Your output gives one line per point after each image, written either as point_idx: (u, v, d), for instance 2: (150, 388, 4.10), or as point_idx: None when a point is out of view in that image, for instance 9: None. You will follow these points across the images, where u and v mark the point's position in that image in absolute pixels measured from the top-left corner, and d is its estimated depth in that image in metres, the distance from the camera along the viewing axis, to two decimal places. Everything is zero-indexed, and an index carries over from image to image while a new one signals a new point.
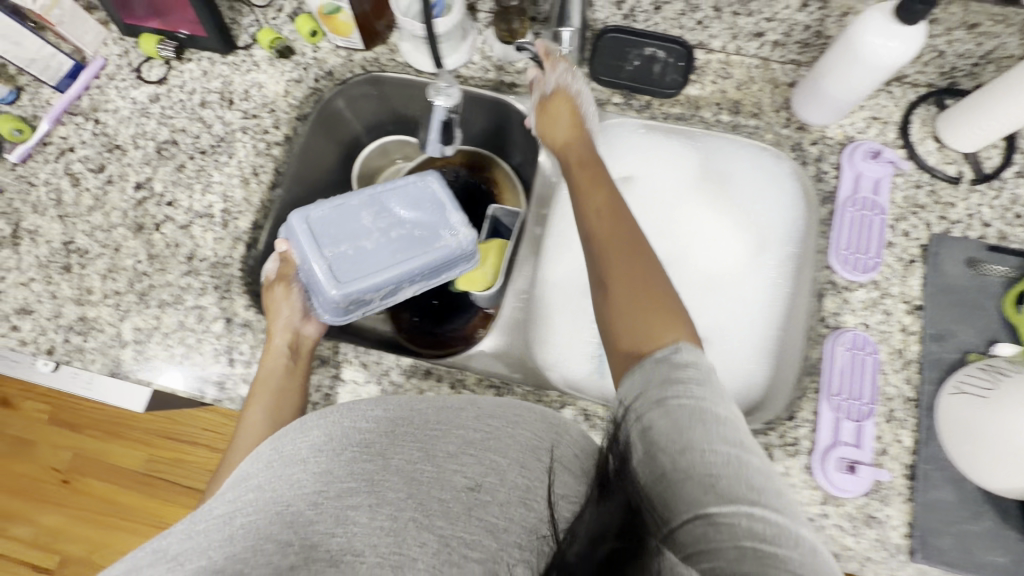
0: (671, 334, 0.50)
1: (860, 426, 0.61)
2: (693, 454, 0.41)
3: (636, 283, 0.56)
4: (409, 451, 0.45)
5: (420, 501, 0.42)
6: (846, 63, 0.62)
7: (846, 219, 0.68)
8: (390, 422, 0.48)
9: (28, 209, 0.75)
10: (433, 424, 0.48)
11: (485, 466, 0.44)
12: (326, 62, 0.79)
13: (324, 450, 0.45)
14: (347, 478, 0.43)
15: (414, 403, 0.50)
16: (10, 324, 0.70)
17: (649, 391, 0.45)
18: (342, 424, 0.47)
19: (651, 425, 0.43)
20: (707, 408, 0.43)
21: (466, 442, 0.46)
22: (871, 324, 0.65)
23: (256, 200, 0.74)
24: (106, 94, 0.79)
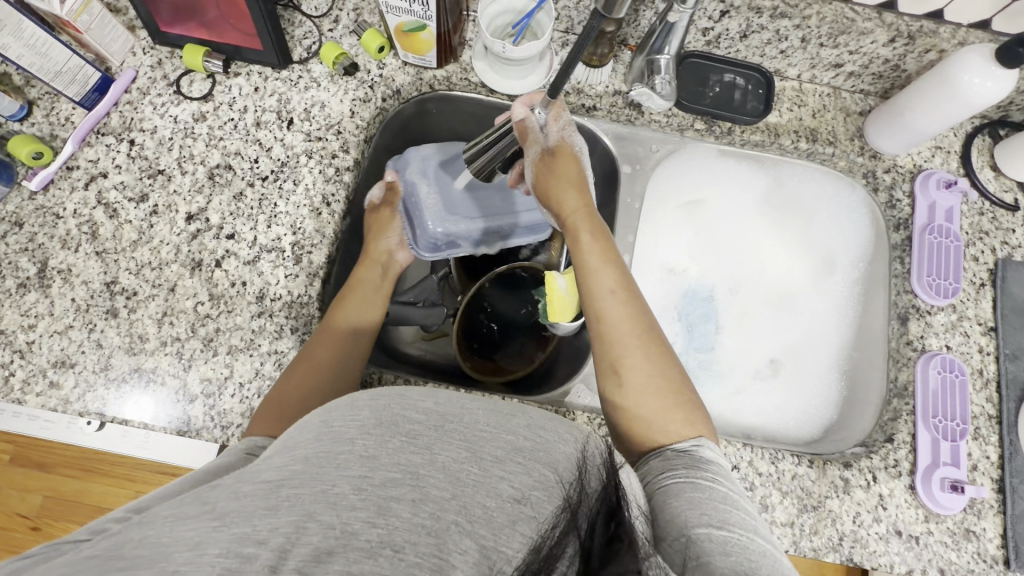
0: (690, 429, 0.50)
1: (956, 445, 0.65)
2: (730, 534, 0.38)
3: (658, 371, 0.54)
4: (456, 450, 0.37)
5: (464, 504, 0.34)
6: (935, 100, 0.65)
7: (924, 246, 0.72)
8: (440, 418, 0.38)
9: (57, 245, 0.65)
10: (484, 424, 0.39)
11: (535, 476, 0.36)
12: (394, 81, 0.74)
13: (372, 434, 0.37)
14: (391, 468, 0.35)
15: (464, 401, 0.40)
16: (48, 381, 0.61)
17: (679, 469, 0.45)
18: (393, 410, 0.38)
19: (688, 493, 0.42)
20: (741, 500, 0.42)
21: (514, 447, 0.37)
22: (952, 346, 0.69)
23: (329, 231, 0.68)
24: (139, 111, 0.70)
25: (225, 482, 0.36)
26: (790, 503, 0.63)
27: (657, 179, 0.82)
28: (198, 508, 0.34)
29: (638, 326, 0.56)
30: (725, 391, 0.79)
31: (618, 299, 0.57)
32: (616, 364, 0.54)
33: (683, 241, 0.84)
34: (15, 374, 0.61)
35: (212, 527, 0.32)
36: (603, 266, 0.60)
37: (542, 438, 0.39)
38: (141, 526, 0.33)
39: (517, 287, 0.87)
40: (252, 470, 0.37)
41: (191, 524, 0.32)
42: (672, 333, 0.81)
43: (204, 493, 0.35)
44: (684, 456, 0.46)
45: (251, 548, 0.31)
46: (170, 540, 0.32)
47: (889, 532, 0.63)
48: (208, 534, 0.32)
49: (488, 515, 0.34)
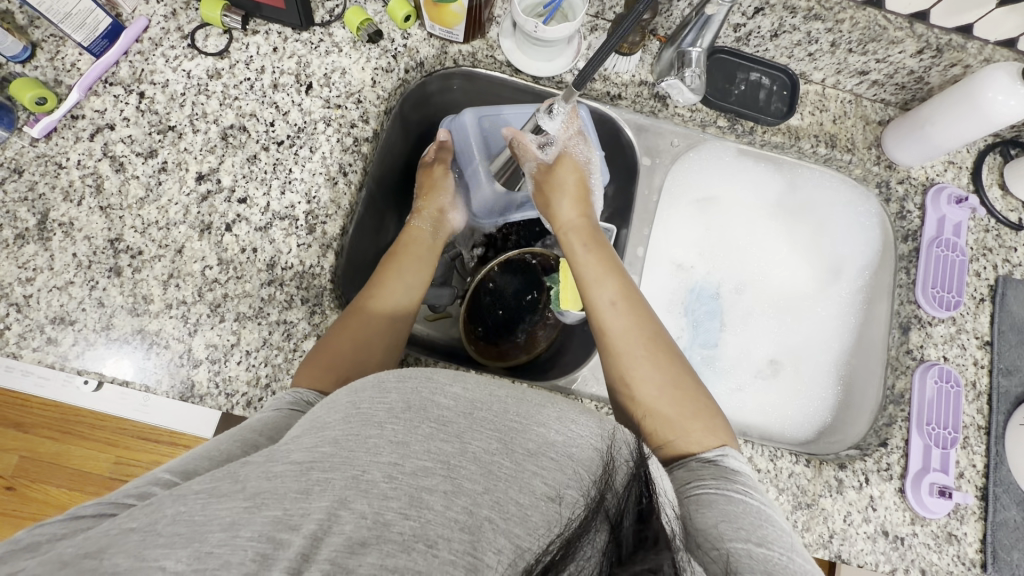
0: (712, 437, 0.50)
1: (946, 452, 0.67)
2: (770, 552, 0.38)
3: (669, 381, 0.55)
4: (487, 440, 0.36)
5: (498, 499, 0.33)
6: (957, 116, 0.66)
7: (931, 259, 0.73)
8: (470, 404, 0.38)
9: (59, 196, 0.62)
10: (514, 415, 0.38)
11: (569, 473, 0.36)
12: (418, 52, 0.71)
13: (400, 419, 0.36)
14: (423, 456, 0.34)
15: (491, 386, 0.40)
16: (45, 337, 0.59)
17: (707, 482, 0.44)
18: (423, 394, 0.38)
19: (726, 509, 0.41)
20: (774, 516, 0.41)
21: (545, 441, 0.37)
22: (950, 357, 0.71)
23: (345, 202, 0.66)
24: (151, 63, 0.67)
25: (256, 459, 0.35)
26: (785, 499, 0.65)
27: (674, 174, 0.82)
28: (230, 487, 0.33)
29: (643, 337, 0.58)
30: (726, 388, 0.81)
31: (620, 311, 0.60)
32: (627, 376, 0.56)
33: (695, 238, 0.84)
34: (10, 328, 0.59)
35: (244, 508, 0.31)
36: (605, 278, 0.63)
37: (571, 433, 0.38)
38: (174, 500, 0.32)
39: (526, 271, 0.86)
40: (282, 448, 0.36)
41: (225, 504, 0.31)
42: (679, 328, 0.82)
43: (233, 471, 0.34)
44: (708, 466, 0.47)
45: (286, 533, 0.30)
46: (203, 519, 0.31)
47: (877, 532, 0.65)
48: (241, 515, 0.31)
49: (523, 513, 0.33)
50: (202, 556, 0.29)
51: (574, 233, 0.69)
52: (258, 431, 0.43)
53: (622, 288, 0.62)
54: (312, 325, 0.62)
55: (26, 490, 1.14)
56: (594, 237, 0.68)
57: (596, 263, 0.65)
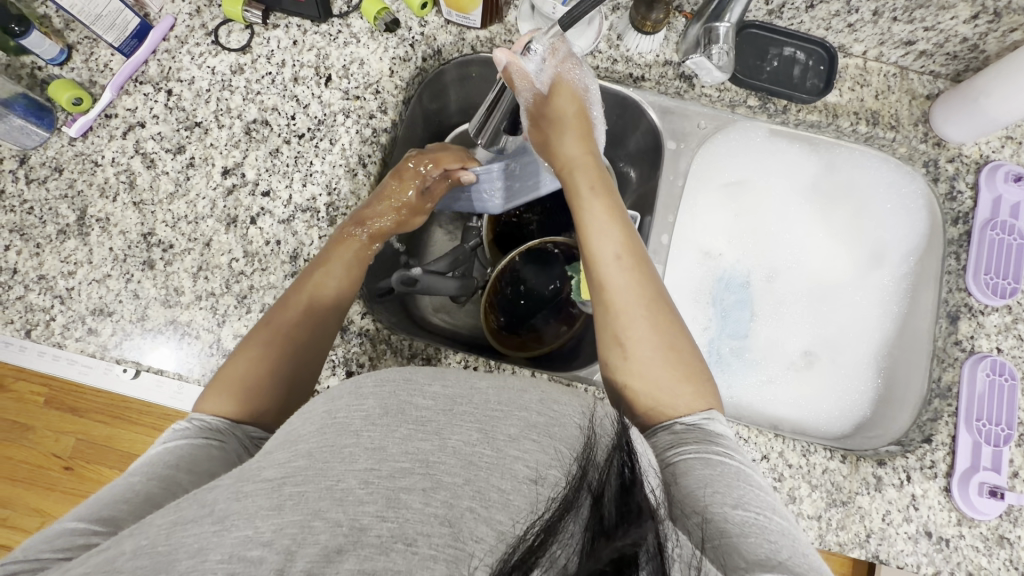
0: (699, 399, 0.51)
1: (998, 450, 0.63)
2: (746, 513, 0.39)
3: (662, 340, 0.54)
4: (467, 432, 0.36)
5: (478, 489, 0.33)
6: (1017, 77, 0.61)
7: (983, 242, 0.68)
8: (448, 402, 0.38)
9: (95, 193, 0.65)
10: (495, 403, 0.38)
11: (550, 454, 0.35)
12: (435, 40, 0.71)
13: (378, 425, 0.36)
14: (400, 458, 0.34)
15: (474, 381, 0.40)
16: (86, 327, 0.62)
17: (684, 445, 0.46)
18: (401, 398, 0.38)
19: (701, 475, 0.42)
20: (752, 476, 0.43)
21: (527, 423, 0.37)
22: (1004, 348, 0.66)
23: (364, 193, 0.67)
24: (177, 60, 0.68)
25: (225, 482, 0.35)
26: (818, 496, 0.62)
27: (701, 157, 0.79)
28: (195, 512, 0.33)
29: (642, 293, 0.56)
30: (757, 379, 0.78)
31: (622, 264, 0.58)
32: (621, 335, 0.55)
33: (723, 223, 0.81)
34: (55, 319, 0.62)
35: (213, 532, 0.31)
36: (609, 229, 0.61)
37: (553, 413, 0.38)
38: (139, 533, 0.33)
39: (548, 263, 0.85)
40: (254, 466, 0.36)
41: (192, 530, 0.32)
42: (706, 318, 0.79)
43: (201, 496, 0.35)
44: (693, 428, 0.47)
45: (257, 550, 0.30)
46: (169, 549, 0.31)
47: (919, 533, 0.61)
48: (209, 541, 0.31)
49: (505, 498, 0.33)
50: None
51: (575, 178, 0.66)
52: (176, 466, 0.42)
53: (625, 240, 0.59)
54: None
55: (84, 470, 1.22)
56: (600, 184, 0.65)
57: (600, 212, 0.62)
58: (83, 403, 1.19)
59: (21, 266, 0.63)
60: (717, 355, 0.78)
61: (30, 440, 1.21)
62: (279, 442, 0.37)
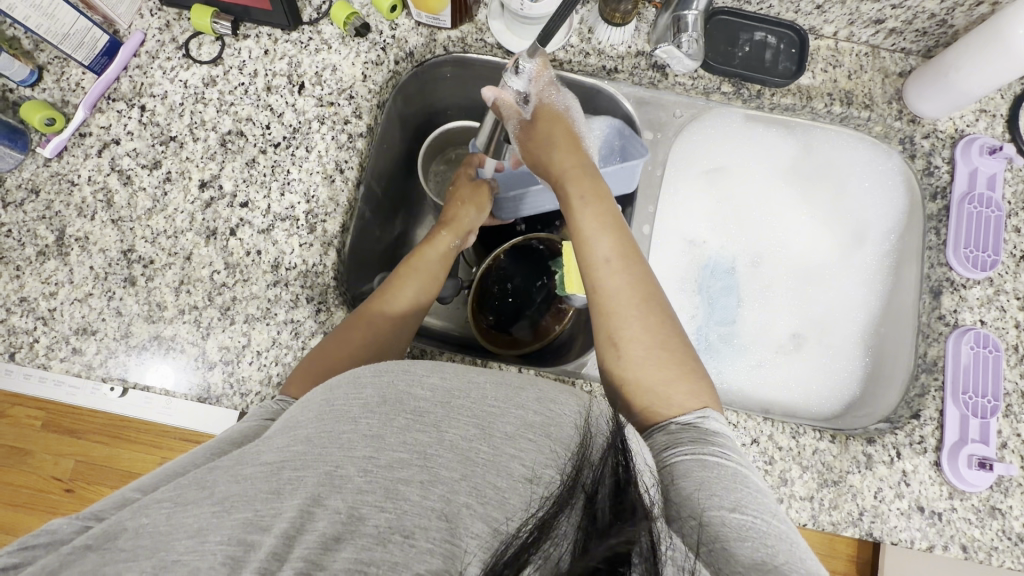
0: (694, 399, 0.50)
1: (985, 422, 0.63)
2: (744, 517, 0.38)
3: (658, 341, 0.54)
4: (465, 427, 0.36)
5: (474, 485, 0.33)
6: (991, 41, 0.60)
7: (962, 216, 0.68)
8: (447, 394, 0.38)
9: (73, 212, 0.65)
10: (494, 399, 0.38)
11: (547, 454, 0.35)
12: (407, 42, 0.71)
13: (377, 412, 0.36)
14: (399, 447, 0.34)
15: (470, 373, 0.40)
16: (70, 347, 0.62)
17: (682, 445, 0.44)
18: (399, 387, 0.38)
19: (698, 477, 0.40)
20: (750, 476, 0.42)
21: (524, 423, 0.37)
22: (988, 321, 0.66)
23: (342, 198, 0.67)
24: (149, 76, 0.68)
25: (224, 463, 0.36)
26: (810, 478, 0.62)
27: (678, 145, 0.78)
28: (196, 493, 0.33)
29: (637, 298, 0.57)
30: (748, 364, 0.78)
31: (614, 269, 0.58)
32: (616, 338, 0.55)
33: (706, 210, 0.81)
34: (39, 341, 0.62)
35: (212, 513, 0.32)
36: (600, 233, 0.60)
37: (552, 412, 0.38)
38: (135, 512, 0.32)
39: (532, 256, 0.85)
40: (253, 452, 0.36)
41: (192, 511, 0.32)
42: (693, 306, 0.80)
43: (200, 476, 0.35)
44: (688, 428, 0.46)
45: (256, 534, 0.31)
46: (169, 528, 0.31)
47: (911, 508, 0.62)
48: (209, 521, 0.31)
49: (501, 496, 0.33)
50: (168, 565, 0.29)
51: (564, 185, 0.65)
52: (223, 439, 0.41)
53: (616, 244, 0.59)
54: (318, 322, 0.63)
55: (85, 491, 1.21)
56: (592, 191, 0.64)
57: (592, 217, 0.61)
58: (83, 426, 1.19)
59: (2, 289, 0.63)
60: (706, 343, 0.79)
61: (28, 463, 1.21)
62: (275, 432, 0.38)
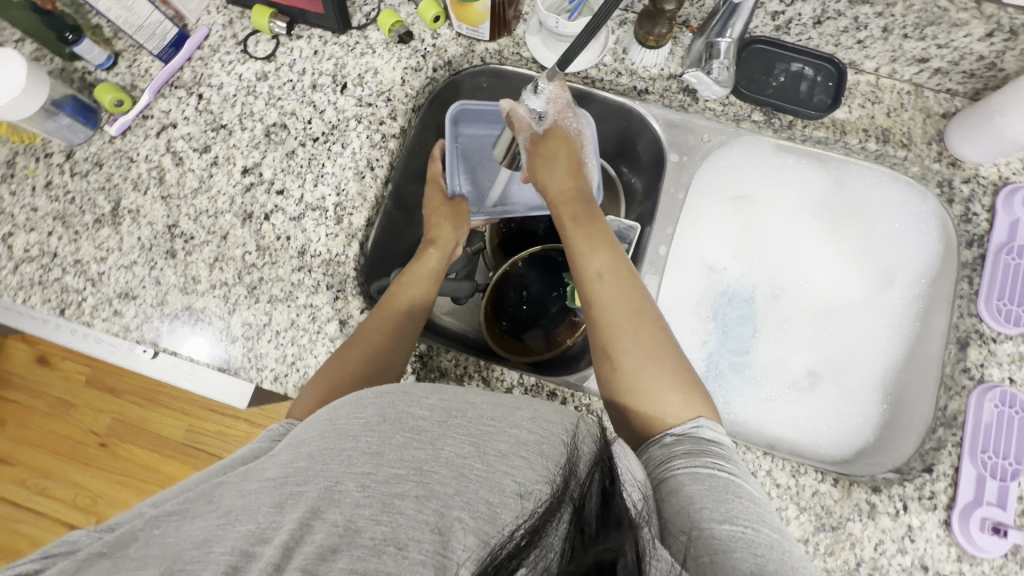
0: (689, 411, 0.50)
1: (1004, 486, 0.59)
2: (734, 528, 0.38)
3: (651, 352, 0.56)
4: (461, 444, 0.38)
5: (467, 499, 0.35)
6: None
7: (998, 267, 0.65)
8: (445, 413, 0.40)
9: (129, 186, 0.71)
10: (488, 418, 0.39)
11: (538, 470, 0.37)
12: (446, 52, 0.74)
13: (376, 430, 0.38)
14: (395, 464, 0.36)
15: (470, 395, 0.42)
16: (112, 309, 0.68)
17: (675, 460, 0.45)
18: (399, 407, 0.40)
19: (689, 490, 0.41)
20: (741, 486, 0.42)
21: (518, 441, 0.38)
22: (1018, 379, 0.63)
23: (370, 194, 0.70)
24: (209, 67, 0.74)
25: (232, 479, 0.38)
26: (806, 520, 0.60)
27: (703, 169, 0.78)
28: (204, 506, 0.36)
29: (627, 311, 0.58)
30: (757, 397, 0.77)
31: (606, 284, 0.61)
32: (611, 350, 0.57)
33: (728, 238, 0.80)
34: (86, 301, 0.68)
35: (217, 525, 0.35)
36: (591, 250, 0.64)
37: (545, 430, 0.39)
38: (146, 524, 0.36)
39: (551, 268, 0.87)
40: (256, 469, 0.39)
41: (198, 523, 0.35)
42: (705, 332, 0.79)
43: (210, 492, 0.38)
44: (683, 437, 0.47)
45: (258, 546, 0.33)
46: (176, 540, 0.35)
47: (914, 565, 0.59)
48: (214, 533, 0.34)
49: (491, 510, 0.34)
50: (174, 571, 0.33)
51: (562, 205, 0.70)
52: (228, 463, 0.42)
53: (606, 260, 0.63)
54: (335, 309, 0.67)
55: (117, 447, 1.37)
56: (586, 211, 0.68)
57: (584, 237, 0.65)
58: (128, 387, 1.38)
59: (60, 250, 0.69)
60: (716, 370, 0.78)
61: (76, 417, 1.38)
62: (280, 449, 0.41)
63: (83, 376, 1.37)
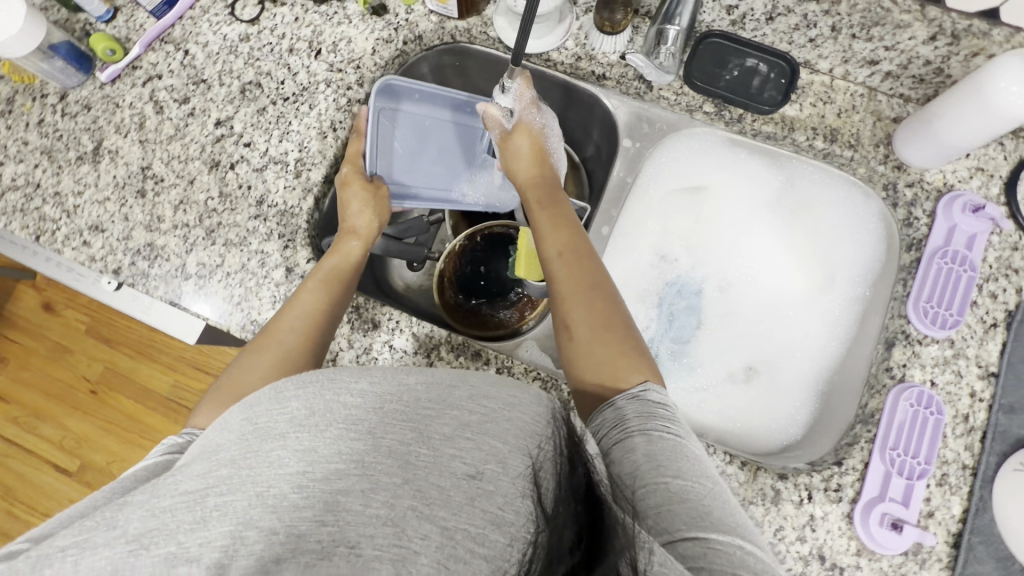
0: (638, 377, 0.52)
1: (910, 485, 0.59)
2: (686, 482, 0.40)
3: (603, 322, 0.58)
4: (402, 431, 0.37)
5: (418, 488, 0.34)
6: (966, 108, 0.59)
7: (931, 270, 0.65)
8: (378, 398, 0.40)
9: (112, 129, 0.76)
10: (427, 403, 0.40)
11: (485, 450, 0.36)
12: (417, 26, 0.77)
13: (305, 425, 0.37)
14: (332, 459, 0.35)
15: (392, 360, 0.45)
16: (82, 240, 0.73)
17: (626, 421, 0.46)
18: (322, 374, 0.42)
19: (640, 448, 0.43)
20: (690, 443, 0.44)
21: (460, 423, 0.38)
22: (939, 382, 0.63)
23: (330, 153, 0.74)
24: (198, 26, 0.79)
25: (135, 500, 0.36)
26: None
27: (657, 157, 0.80)
28: (105, 535, 0.33)
29: (584, 285, 0.61)
30: (694, 386, 0.78)
31: (565, 262, 0.64)
32: (567, 322, 0.60)
33: (678, 228, 0.82)
34: (60, 230, 0.73)
35: (126, 552, 0.32)
36: (551, 233, 0.67)
37: (482, 409, 0.39)
38: (34, 563, 0.32)
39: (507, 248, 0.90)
40: (170, 484, 0.37)
41: (100, 552, 0.32)
42: (647, 318, 0.81)
43: (113, 516, 0.35)
44: (633, 400, 0.48)
45: (182, 567, 0.31)
46: (77, 574, 0.31)
47: (812, 555, 0.59)
48: (123, 560, 0.31)
49: (444, 495, 0.33)
50: None
51: (531, 191, 0.73)
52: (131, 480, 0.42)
53: (566, 240, 0.65)
54: (284, 257, 0.71)
55: (105, 395, 1.44)
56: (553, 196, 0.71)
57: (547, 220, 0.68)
58: (122, 340, 1.46)
59: (44, 182, 0.75)
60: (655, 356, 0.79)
61: (72, 362, 1.46)
62: (198, 455, 0.39)
63: (82, 324, 1.45)
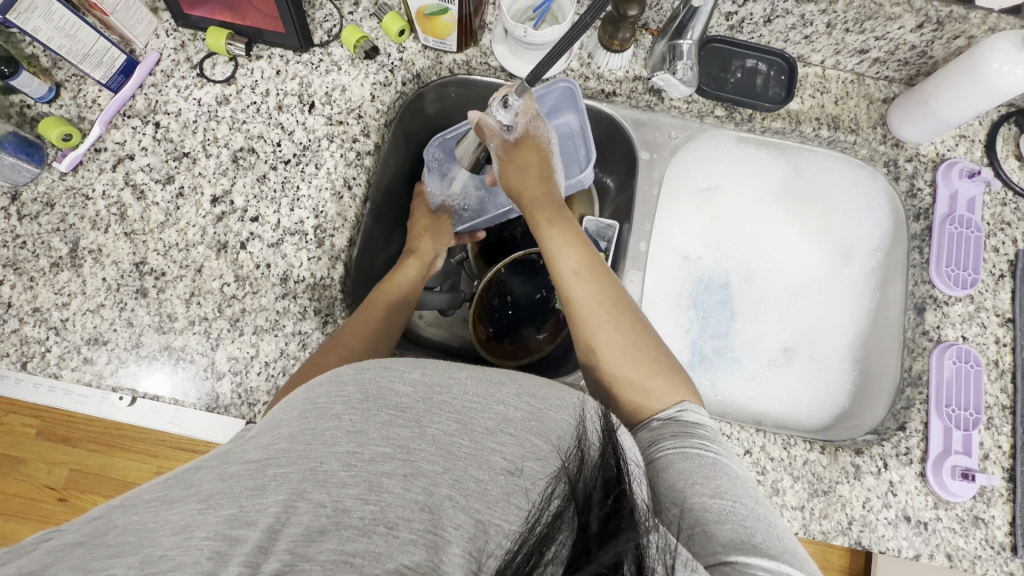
0: (671, 394, 0.51)
1: (968, 435, 0.65)
2: (724, 502, 0.40)
3: (628, 341, 0.56)
4: (446, 422, 0.35)
5: (457, 477, 0.33)
6: (967, 99, 0.65)
7: (944, 236, 0.71)
8: (429, 390, 0.37)
9: (87, 225, 0.67)
10: (473, 395, 0.37)
11: (527, 447, 0.35)
12: (413, 64, 0.74)
13: (358, 409, 0.35)
14: (380, 443, 0.33)
15: (452, 368, 0.39)
16: (82, 357, 0.64)
17: (662, 442, 0.46)
18: (380, 383, 0.37)
19: (673, 466, 0.43)
20: (728, 465, 0.43)
21: (504, 418, 0.36)
22: (969, 337, 0.69)
23: (350, 214, 0.69)
24: (164, 94, 0.71)
25: (212, 463, 0.35)
26: (800, 487, 0.64)
27: (673, 166, 0.82)
28: (182, 492, 0.33)
29: (605, 304, 0.58)
30: (741, 379, 0.81)
31: (584, 281, 0.60)
32: (591, 341, 0.57)
33: (700, 229, 0.84)
34: (51, 351, 0.64)
35: (197, 510, 0.32)
36: (568, 248, 0.63)
37: (531, 408, 0.37)
38: (124, 511, 0.33)
39: (533, 271, 0.87)
40: (238, 448, 0.35)
41: (178, 508, 0.32)
42: (688, 320, 0.82)
43: (188, 476, 0.34)
44: (669, 421, 0.48)
45: (241, 529, 0.30)
46: (156, 525, 0.31)
47: (898, 517, 0.64)
48: (194, 518, 0.31)
49: (482, 488, 0.32)
50: (154, 560, 0.29)
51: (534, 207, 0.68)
52: None
53: (583, 258, 0.62)
54: (325, 334, 0.65)
55: (79, 501, 1.03)
56: (559, 213, 0.67)
57: (559, 236, 0.64)
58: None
59: (15, 299, 0.64)
60: (701, 355, 0.81)
61: None
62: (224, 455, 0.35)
63: None
